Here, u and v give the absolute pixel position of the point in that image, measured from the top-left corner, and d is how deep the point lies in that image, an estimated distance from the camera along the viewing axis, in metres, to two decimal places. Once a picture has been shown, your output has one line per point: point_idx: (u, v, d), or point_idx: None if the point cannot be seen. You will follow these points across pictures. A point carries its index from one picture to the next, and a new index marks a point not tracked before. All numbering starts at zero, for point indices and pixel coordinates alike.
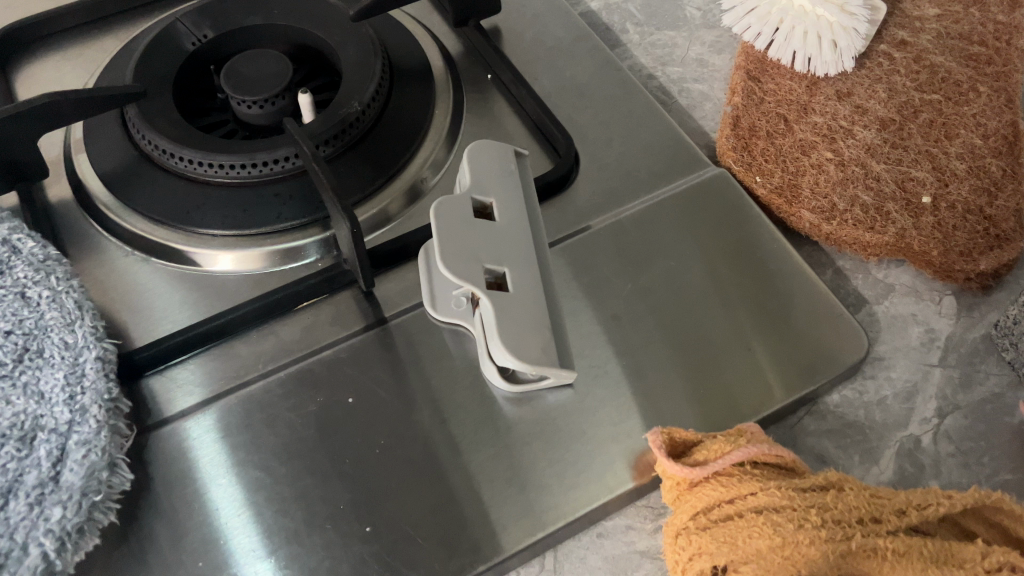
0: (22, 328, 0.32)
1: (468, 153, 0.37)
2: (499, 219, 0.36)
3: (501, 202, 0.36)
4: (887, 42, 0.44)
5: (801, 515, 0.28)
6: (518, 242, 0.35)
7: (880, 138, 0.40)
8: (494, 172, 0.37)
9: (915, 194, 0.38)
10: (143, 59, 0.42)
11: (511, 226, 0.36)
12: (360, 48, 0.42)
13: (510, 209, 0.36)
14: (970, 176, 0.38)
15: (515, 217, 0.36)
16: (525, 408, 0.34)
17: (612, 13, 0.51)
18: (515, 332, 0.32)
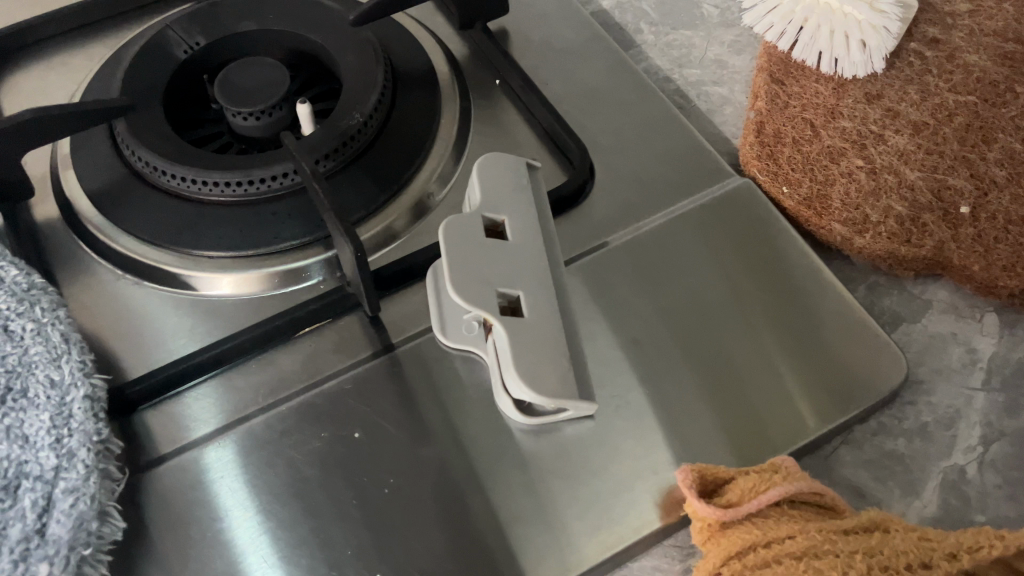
0: (5, 365, 0.30)
1: (479, 165, 0.35)
2: (512, 237, 0.34)
3: (515, 218, 0.34)
4: (918, 40, 0.42)
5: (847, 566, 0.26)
6: (534, 263, 0.33)
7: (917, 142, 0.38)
8: (506, 186, 0.35)
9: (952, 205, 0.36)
10: (131, 71, 0.40)
11: (524, 246, 0.34)
12: (360, 54, 0.40)
13: (524, 226, 0.34)
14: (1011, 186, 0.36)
15: (529, 235, 0.34)
16: (542, 442, 0.32)
17: (625, 12, 0.48)
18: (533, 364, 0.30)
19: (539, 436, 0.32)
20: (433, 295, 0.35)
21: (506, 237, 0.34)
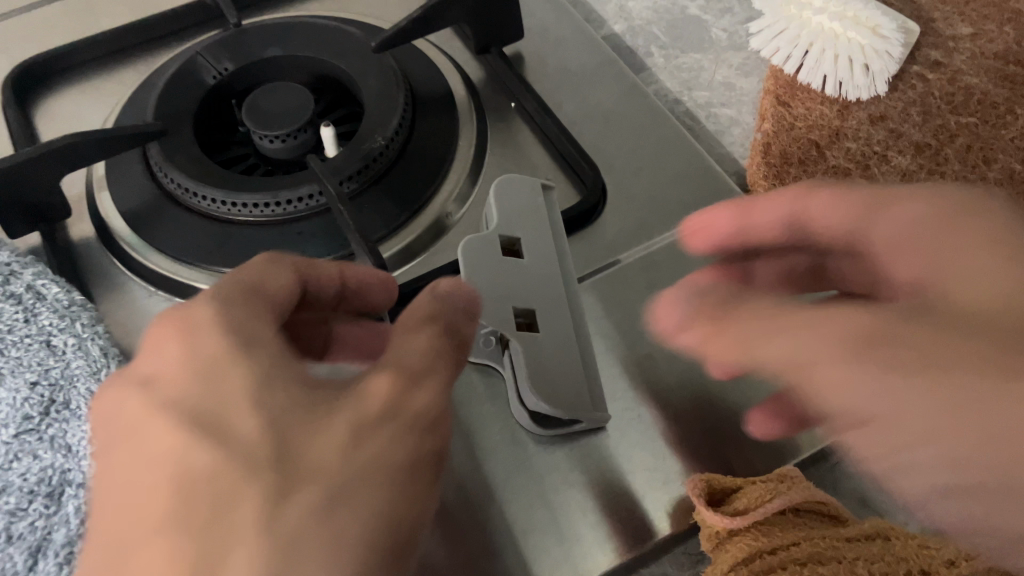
0: (48, 378, 0.31)
1: (496, 186, 0.37)
2: (527, 257, 0.35)
3: (530, 237, 0.36)
4: (920, 62, 0.43)
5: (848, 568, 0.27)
6: (549, 281, 0.35)
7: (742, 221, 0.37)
8: (522, 205, 0.37)
9: (838, 314, 0.29)
10: (163, 96, 0.42)
11: (539, 263, 0.35)
12: (381, 80, 0.42)
13: (540, 245, 0.36)
14: (979, 303, 0.30)
15: (544, 253, 0.36)
16: (558, 453, 0.33)
17: (636, 36, 0.50)
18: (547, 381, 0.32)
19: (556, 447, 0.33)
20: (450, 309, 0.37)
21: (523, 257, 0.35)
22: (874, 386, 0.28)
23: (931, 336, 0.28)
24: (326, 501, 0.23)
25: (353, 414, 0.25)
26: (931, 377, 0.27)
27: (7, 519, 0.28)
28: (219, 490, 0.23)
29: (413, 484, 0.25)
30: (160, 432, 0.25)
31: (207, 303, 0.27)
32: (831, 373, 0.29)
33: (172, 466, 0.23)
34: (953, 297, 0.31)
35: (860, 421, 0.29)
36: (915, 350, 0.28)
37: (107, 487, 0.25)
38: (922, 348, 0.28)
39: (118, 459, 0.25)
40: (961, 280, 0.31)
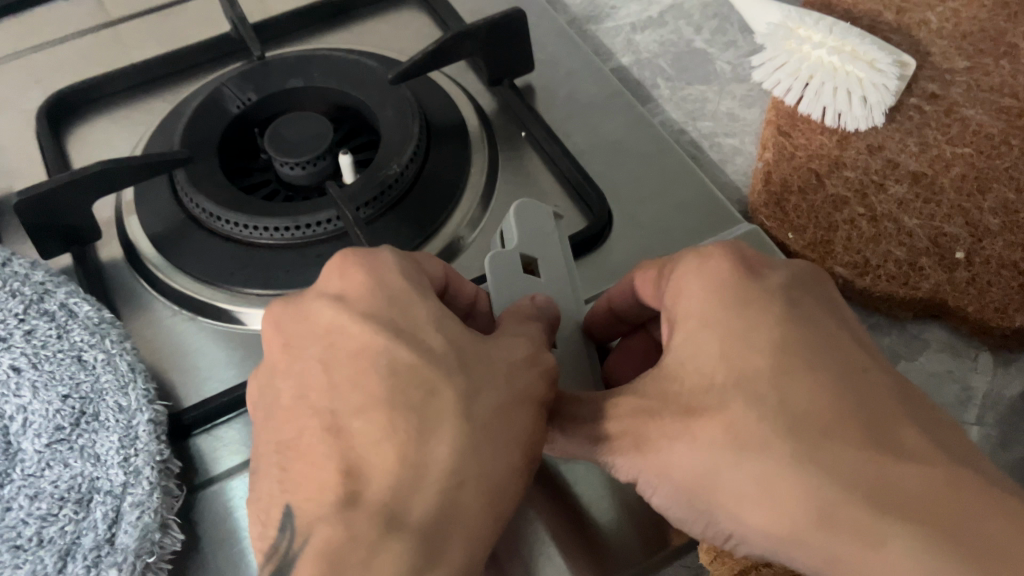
0: (79, 392, 0.33)
1: (516, 207, 0.37)
2: (545, 276, 0.37)
3: (546, 257, 0.37)
4: (918, 96, 0.45)
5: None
6: (561, 301, 0.37)
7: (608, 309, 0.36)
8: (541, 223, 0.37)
9: (627, 401, 0.30)
10: (190, 125, 0.44)
11: (557, 283, 0.37)
12: (397, 110, 0.44)
13: (554, 266, 0.37)
14: (685, 382, 0.29)
15: (561, 273, 0.37)
16: (564, 467, 0.34)
17: (644, 69, 0.51)
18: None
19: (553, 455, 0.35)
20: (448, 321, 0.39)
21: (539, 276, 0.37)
22: (653, 474, 0.29)
23: (688, 438, 0.28)
24: (497, 400, 0.29)
25: (501, 349, 0.30)
26: (682, 478, 0.29)
27: (39, 524, 0.30)
28: (419, 383, 0.28)
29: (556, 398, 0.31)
30: (364, 332, 0.29)
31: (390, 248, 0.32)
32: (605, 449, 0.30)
33: (375, 359, 0.29)
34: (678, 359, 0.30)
35: (647, 489, 0.30)
36: (687, 467, 0.28)
37: (302, 375, 0.29)
38: (669, 461, 0.29)
39: (314, 353, 0.29)
40: (693, 378, 0.29)
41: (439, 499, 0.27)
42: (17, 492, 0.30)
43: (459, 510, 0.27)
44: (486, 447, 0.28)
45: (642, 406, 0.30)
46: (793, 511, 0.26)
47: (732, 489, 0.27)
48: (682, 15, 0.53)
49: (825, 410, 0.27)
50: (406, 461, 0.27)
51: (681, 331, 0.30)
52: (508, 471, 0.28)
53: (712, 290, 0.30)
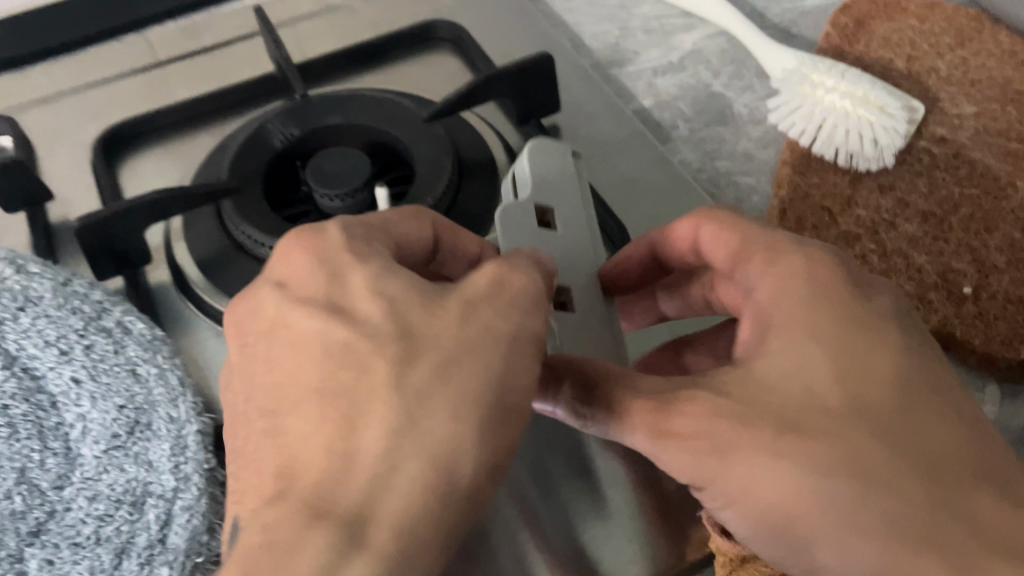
0: (134, 402, 0.35)
1: (525, 151, 0.40)
2: (560, 227, 0.39)
3: (558, 203, 0.40)
4: (926, 139, 0.47)
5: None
6: (576, 251, 0.39)
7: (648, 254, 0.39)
8: (547, 168, 0.40)
9: (692, 403, 0.29)
10: (237, 158, 0.47)
11: (573, 234, 0.39)
12: (432, 146, 0.46)
13: (568, 213, 0.39)
14: (788, 396, 0.28)
15: (575, 223, 0.39)
16: (585, 482, 0.36)
17: (664, 110, 0.53)
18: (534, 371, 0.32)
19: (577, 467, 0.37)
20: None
21: (556, 231, 0.39)
22: (735, 490, 0.28)
23: (795, 464, 0.27)
24: (441, 366, 0.27)
25: (466, 293, 0.29)
26: (785, 501, 0.27)
27: (96, 523, 0.32)
28: (350, 358, 0.27)
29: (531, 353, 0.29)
30: (301, 320, 0.29)
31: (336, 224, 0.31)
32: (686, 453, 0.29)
33: (312, 345, 0.28)
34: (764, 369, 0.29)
35: (718, 503, 0.29)
36: (793, 488, 0.27)
37: (254, 370, 0.29)
38: (767, 478, 0.28)
39: (262, 349, 0.29)
40: (796, 393, 0.28)
41: (375, 485, 0.25)
42: (76, 494, 0.33)
43: (404, 496, 0.25)
44: (430, 422, 0.26)
45: (726, 413, 0.28)
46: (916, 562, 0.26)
47: (839, 524, 0.27)
48: (701, 60, 0.56)
49: (943, 456, 0.27)
50: (343, 445, 0.26)
51: (780, 341, 0.30)
52: (466, 442, 0.26)
53: (808, 303, 0.30)
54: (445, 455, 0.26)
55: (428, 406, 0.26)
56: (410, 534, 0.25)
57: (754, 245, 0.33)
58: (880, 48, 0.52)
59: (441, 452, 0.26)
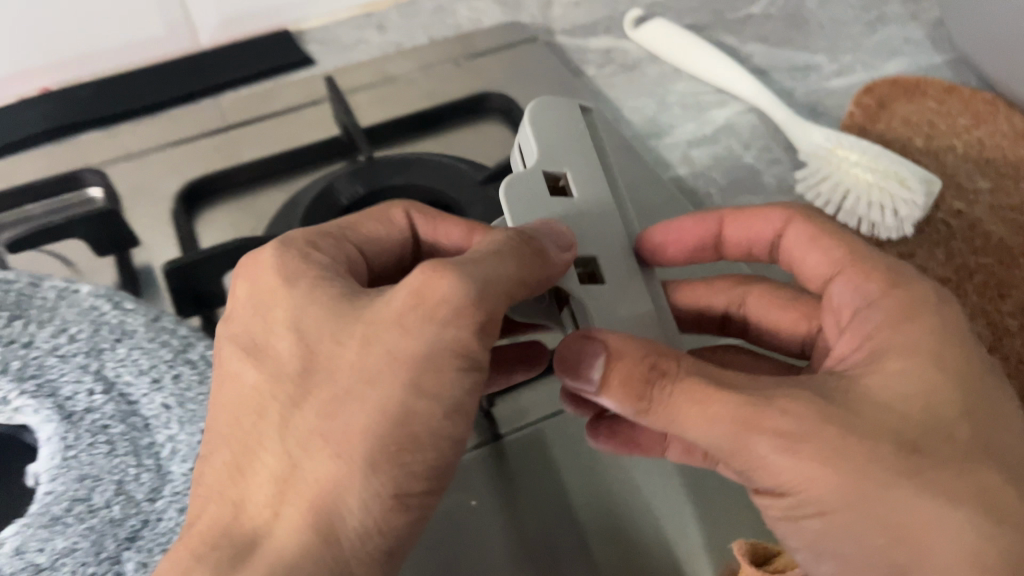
0: None
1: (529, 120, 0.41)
2: (575, 193, 0.39)
3: (573, 166, 0.40)
4: (945, 212, 0.50)
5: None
6: (593, 217, 0.39)
7: (714, 233, 0.42)
8: (556, 135, 0.41)
9: (792, 404, 0.28)
10: (308, 214, 0.52)
11: (589, 199, 0.39)
12: (485, 207, 0.51)
13: (581, 176, 0.40)
14: (910, 417, 0.28)
15: (590, 187, 0.40)
16: (623, 515, 0.40)
17: (698, 178, 0.57)
18: (569, 345, 0.31)
19: (585, 510, 0.41)
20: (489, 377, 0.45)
21: (574, 195, 0.39)
22: (835, 506, 0.28)
23: (911, 487, 0.27)
24: (322, 409, 0.30)
25: (385, 312, 0.30)
26: (891, 526, 0.27)
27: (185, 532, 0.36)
28: (259, 403, 0.31)
29: (450, 376, 0.30)
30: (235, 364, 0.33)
31: (271, 248, 0.34)
32: (789, 461, 0.28)
33: (243, 391, 0.32)
34: (886, 378, 0.30)
35: (806, 514, 0.29)
36: (896, 502, 0.27)
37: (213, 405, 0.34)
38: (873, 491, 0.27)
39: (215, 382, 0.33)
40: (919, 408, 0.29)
41: (262, 524, 0.30)
42: (167, 506, 0.36)
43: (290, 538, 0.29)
44: (312, 463, 0.29)
45: (841, 425, 0.28)
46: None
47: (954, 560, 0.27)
48: (732, 134, 0.60)
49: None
50: (235, 488, 0.31)
51: (897, 361, 0.30)
52: (349, 483, 0.29)
53: (935, 335, 0.31)
54: (327, 495, 0.29)
55: (311, 448, 0.29)
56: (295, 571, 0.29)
57: (854, 260, 0.35)
58: (901, 127, 0.56)
59: (322, 491, 0.29)
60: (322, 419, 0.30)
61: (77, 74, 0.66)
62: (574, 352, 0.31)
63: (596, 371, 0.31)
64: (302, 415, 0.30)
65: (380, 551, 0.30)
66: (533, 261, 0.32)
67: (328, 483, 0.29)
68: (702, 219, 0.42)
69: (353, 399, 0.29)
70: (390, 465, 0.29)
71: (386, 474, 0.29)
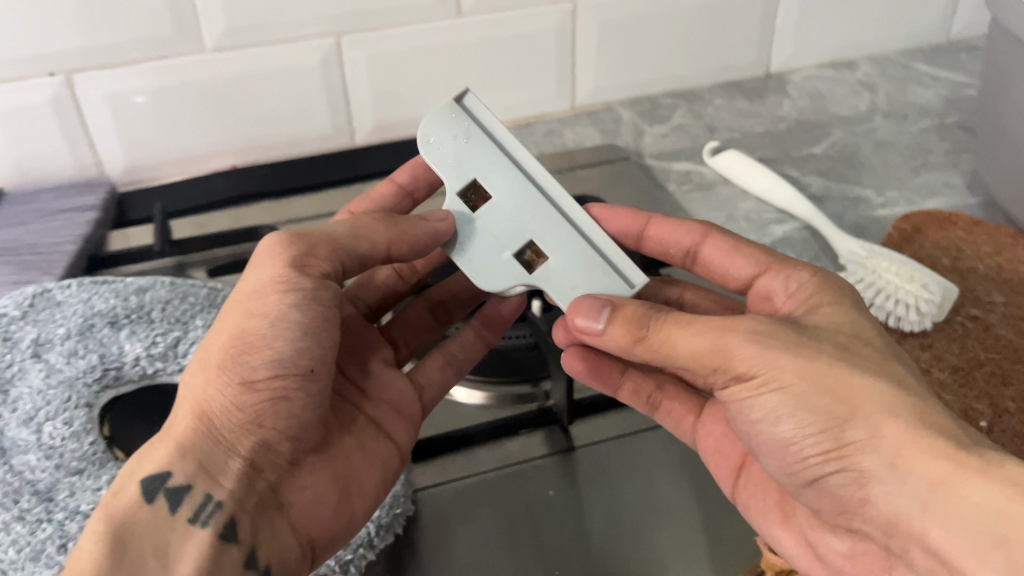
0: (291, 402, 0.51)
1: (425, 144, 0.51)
2: (495, 196, 0.50)
3: (482, 169, 0.50)
4: (963, 315, 0.61)
5: (819, 476, 0.41)
6: (511, 206, 0.50)
7: (639, 227, 0.57)
8: (454, 149, 0.50)
9: (753, 321, 0.41)
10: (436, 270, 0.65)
11: (504, 195, 0.50)
12: None
13: (487, 172, 0.50)
14: (841, 330, 0.42)
15: (500, 185, 0.50)
16: (671, 509, 0.50)
17: None
18: (581, 300, 0.45)
19: (493, 474, 0.52)
20: (497, 387, 0.58)
21: (492, 195, 0.50)
22: (791, 379, 0.39)
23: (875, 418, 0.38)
24: (208, 342, 0.45)
25: (248, 276, 0.45)
26: (835, 390, 0.38)
27: None
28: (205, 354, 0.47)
29: (271, 297, 0.44)
30: None
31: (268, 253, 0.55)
32: (760, 350, 0.40)
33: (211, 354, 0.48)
34: (816, 318, 0.43)
35: (770, 389, 0.40)
36: (869, 398, 0.38)
37: None
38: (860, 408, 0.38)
39: None
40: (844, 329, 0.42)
41: (173, 419, 0.45)
42: None
43: (184, 420, 0.44)
44: (194, 377, 0.44)
45: (792, 333, 0.41)
46: (924, 445, 0.36)
47: (879, 407, 0.38)
48: (788, 243, 0.70)
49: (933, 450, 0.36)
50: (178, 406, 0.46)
51: (829, 308, 0.44)
52: (213, 381, 0.43)
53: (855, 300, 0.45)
54: (199, 395, 0.43)
55: (197, 368, 0.45)
56: (186, 441, 0.43)
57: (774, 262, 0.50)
58: (932, 248, 0.66)
59: (198, 393, 0.44)
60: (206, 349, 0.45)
61: (254, 157, 0.81)
62: (589, 303, 0.44)
63: (604, 314, 0.44)
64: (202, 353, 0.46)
65: (244, 423, 0.43)
66: (352, 244, 0.46)
67: (201, 389, 0.44)
68: (632, 213, 0.57)
69: (218, 332, 0.45)
70: (235, 363, 0.43)
71: (231, 369, 0.43)
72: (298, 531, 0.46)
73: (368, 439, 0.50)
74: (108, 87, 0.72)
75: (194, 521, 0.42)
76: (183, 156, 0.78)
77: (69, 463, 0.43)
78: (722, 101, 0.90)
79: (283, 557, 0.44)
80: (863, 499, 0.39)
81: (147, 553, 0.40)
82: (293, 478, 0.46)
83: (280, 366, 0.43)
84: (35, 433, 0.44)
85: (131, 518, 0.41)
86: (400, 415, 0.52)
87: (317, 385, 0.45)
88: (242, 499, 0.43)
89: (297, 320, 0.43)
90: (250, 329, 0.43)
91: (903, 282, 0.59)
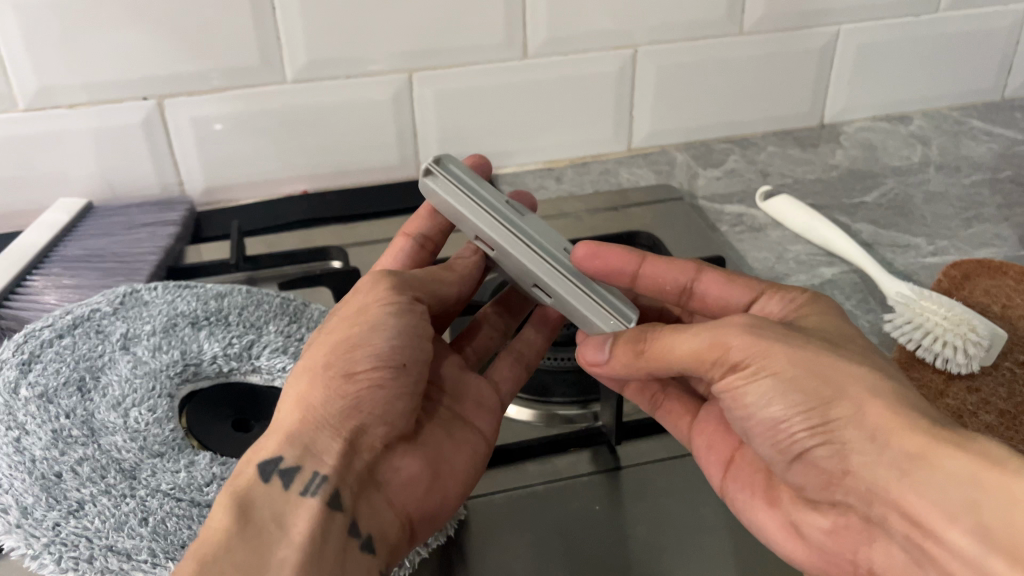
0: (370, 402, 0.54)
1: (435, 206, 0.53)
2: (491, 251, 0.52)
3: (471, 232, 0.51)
4: (1010, 361, 0.62)
5: (806, 449, 0.43)
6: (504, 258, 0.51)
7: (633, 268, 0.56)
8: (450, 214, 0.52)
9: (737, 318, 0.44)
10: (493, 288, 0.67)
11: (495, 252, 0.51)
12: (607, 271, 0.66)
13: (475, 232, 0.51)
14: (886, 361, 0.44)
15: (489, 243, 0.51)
16: (711, 529, 0.51)
17: None
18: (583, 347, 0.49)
19: (542, 489, 0.54)
20: (545, 406, 0.61)
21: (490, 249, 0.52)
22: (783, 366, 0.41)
23: None
24: (310, 353, 0.49)
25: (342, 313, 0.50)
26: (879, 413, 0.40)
27: None
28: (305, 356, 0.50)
29: (375, 312, 0.48)
30: None
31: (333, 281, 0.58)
32: (751, 341, 0.42)
33: None
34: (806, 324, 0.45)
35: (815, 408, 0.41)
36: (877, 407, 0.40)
37: None
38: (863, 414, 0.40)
39: None
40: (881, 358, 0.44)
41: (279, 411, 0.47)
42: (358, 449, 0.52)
43: (290, 411, 0.46)
44: (297, 381, 0.47)
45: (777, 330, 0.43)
46: None
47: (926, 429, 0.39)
48: (836, 286, 0.72)
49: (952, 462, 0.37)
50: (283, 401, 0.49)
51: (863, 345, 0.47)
52: (318, 379, 0.47)
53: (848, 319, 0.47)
54: (304, 390, 0.46)
55: (300, 371, 0.48)
56: (293, 429, 0.46)
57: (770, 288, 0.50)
58: (982, 295, 0.67)
59: (301, 391, 0.47)
60: (310, 355, 0.48)
61: (324, 185, 0.85)
62: (588, 346, 0.48)
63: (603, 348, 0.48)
64: (304, 357, 0.49)
65: (343, 409, 0.46)
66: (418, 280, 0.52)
67: (305, 387, 0.47)
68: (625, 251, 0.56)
69: (324, 341, 0.48)
70: (341, 359, 0.46)
71: (335, 365, 0.46)
72: (398, 510, 0.48)
73: (460, 432, 0.53)
74: (191, 112, 0.77)
75: (305, 493, 0.44)
76: (259, 180, 0.83)
77: (152, 446, 0.47)
78: (775, 149, 0.92)
79: (382, 530, 0.46)
80: (844, 469, 0.41)
81: (267, 519, 0.43)
82: (389, 459, 0.49)
83: (379, 358, 0.46)
84: (121, 416, 0.48)
85: (248, 494, 0.44)
86: (486, 407, 0.55)
87: (409, 378, 0.47)
88: (343, 476, 0.46)
89: (393, 325, 0.47)
90: (352, 334, 0.47)
91: (950, 325, 0.60)
